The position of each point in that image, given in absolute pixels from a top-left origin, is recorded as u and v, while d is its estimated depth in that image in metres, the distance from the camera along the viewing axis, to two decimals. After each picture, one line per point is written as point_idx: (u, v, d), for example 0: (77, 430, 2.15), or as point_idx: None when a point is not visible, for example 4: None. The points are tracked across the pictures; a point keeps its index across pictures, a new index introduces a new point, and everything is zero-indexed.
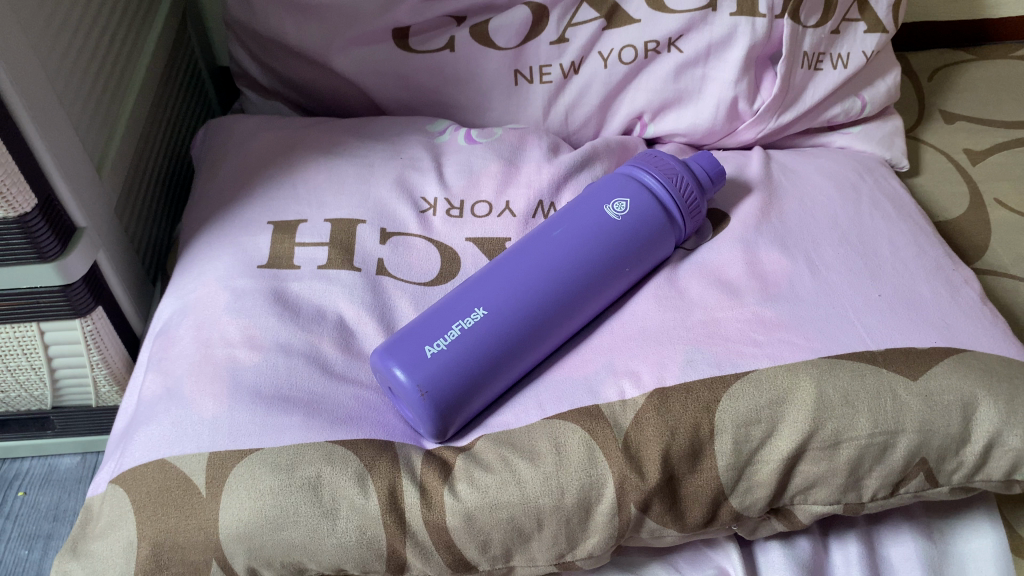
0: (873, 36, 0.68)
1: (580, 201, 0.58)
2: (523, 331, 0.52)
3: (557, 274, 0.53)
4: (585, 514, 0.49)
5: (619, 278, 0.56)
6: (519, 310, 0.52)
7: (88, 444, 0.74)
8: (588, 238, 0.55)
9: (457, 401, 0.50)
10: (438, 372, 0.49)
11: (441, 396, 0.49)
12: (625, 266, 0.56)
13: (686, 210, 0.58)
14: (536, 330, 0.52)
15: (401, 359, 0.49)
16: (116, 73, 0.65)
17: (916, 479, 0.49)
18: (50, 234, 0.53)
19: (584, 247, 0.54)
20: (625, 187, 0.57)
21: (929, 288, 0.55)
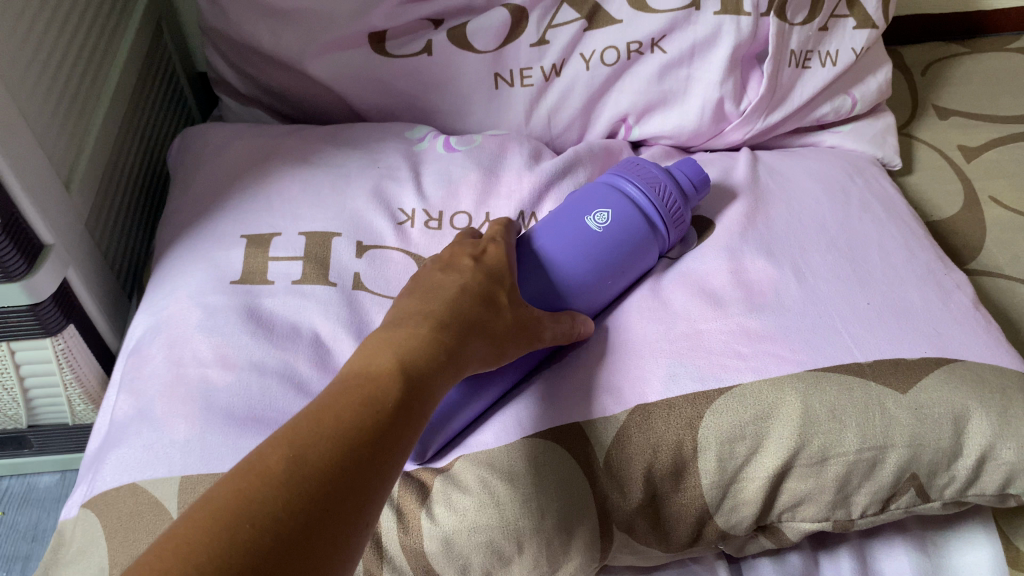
0: (863, 32, 0.66)
1: (560, 213, 0.56)
2: (500, 354, 0.50)
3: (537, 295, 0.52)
4: (566, 535, 0.47)
5: (601, 291, 0.54)
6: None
7: (67, 461, 0.72)
8: (570, 255, 0.53)
9: (431, 431, 0.48)
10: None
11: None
12: (606, 280, 0.54)
13: (669, 220, 0.56)
14: (514, 349, 0.50)
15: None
16: (86, 84, 0.63)
17: (907, 494, 0.48)
18: (15, 255, 0.52)
19: (568, 265, 0.53)
20: (607, 200, 0.56)
21: (920, 295, 0.54)
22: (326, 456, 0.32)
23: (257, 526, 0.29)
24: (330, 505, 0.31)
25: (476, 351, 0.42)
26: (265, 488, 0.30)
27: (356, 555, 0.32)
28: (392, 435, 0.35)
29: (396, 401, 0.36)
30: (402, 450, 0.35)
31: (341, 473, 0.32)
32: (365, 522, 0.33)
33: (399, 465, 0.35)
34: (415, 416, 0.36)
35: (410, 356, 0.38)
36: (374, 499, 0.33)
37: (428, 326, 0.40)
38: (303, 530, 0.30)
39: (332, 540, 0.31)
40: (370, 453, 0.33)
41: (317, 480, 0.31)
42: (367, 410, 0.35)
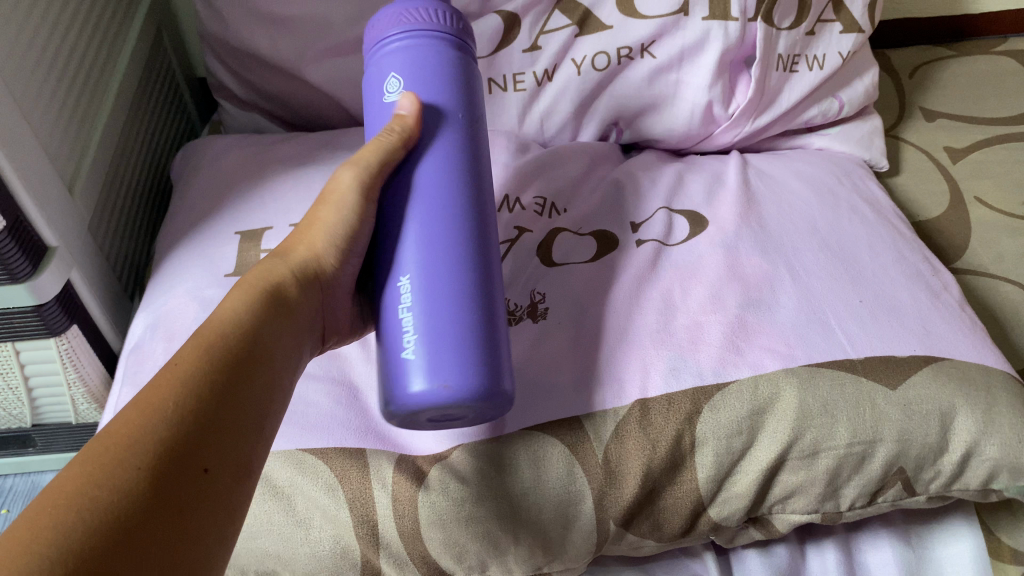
0: (848, 37, 0.68)
1: (393, 125, 0.44)
2: (466, 237, 0.41)
3: (448, 196, 0.41)
4: (512, 534, 0.48)
5: (483, 145, 0.45)
6: (441, 246, 0.40)
7: (70, 460, 0.74)
8: (446, 151, 0.43)
9: (482, 356, 0.39)
10: (439, 356, 0.38)
11: (473, 361, 0.38)
12: (480, 121, 0.45)
13: (451, 27, 0.45)
14: (483, 229, 0.42)
15: (395, 382, 0.39)
16: (88, 89, 0.65)
17: (894, 488, 0.49)
18: (20, 256, 0.53)
19: (438, 152, 0.43)
20: (400, 63, 0.44)
21: (910, 295, 0.55)
22: (141, 421, 0.32)
23: (91, 501, 0.29)
24: (162, 466, 0.31)
25: (305, 279, 0.41)
26: (91, 465, 0.30)
27: (217, 507, 0.32)
28: (220, 390, 0.34)
29: (219, 360, 0.35)
30: (245, 402, 0.35)
31: (164, 431, 0.32)
32: (215, 472, 0.32)
33: (245, 420, 0.35)
34: (249, 366, 0.36)
35: (228, 313, 0.38)
36: (220, 453, 0.33)
37: (245, 284, 0.40)
38: (140, 495, 0.30)
39: (184, 498, 0.31)
40: (195, 408, 0.33)
41: (141, 449, 0.31)
42: (181, 374, 0.34)
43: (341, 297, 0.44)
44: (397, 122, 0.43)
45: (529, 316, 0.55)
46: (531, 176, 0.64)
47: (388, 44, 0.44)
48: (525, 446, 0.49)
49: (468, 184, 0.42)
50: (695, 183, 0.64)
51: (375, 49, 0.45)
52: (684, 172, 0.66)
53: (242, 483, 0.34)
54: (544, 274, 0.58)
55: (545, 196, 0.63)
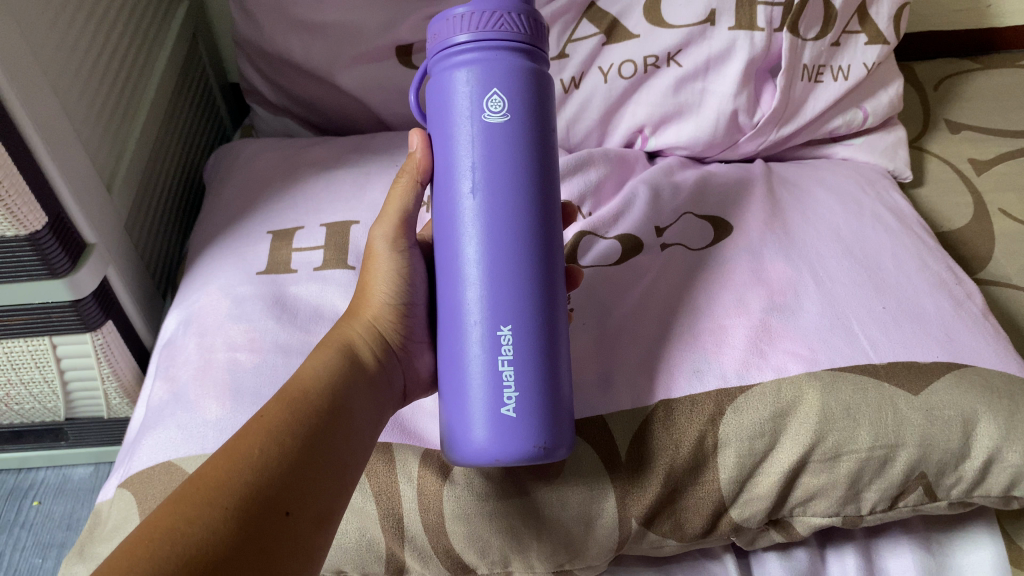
0: (874, 48, 0.68)
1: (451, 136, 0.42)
2: (544, 293, 0.42)
3: (519, 242, 0.41)
4: (535, 533, 0.49)
5: (553, 171, 0.43)
6: (525, 305, 0.41)
7: (101, 454, 0.75)
8: (518, 186, 0.41)
9: (558, 418, 0.42)
10: (535, 420, 0.41)
11: (551, 432, 0.42)
12: (552, 145, 0.43)
13: (531, 39, 0.41)
14: (554, 279, 0.43)
15: (476, 439, 0.41)
16: (127, 92, 0.66)
17: (915, 493, 0.50)
18: (61, 251, 0.55)
19: (508, 181, 0.41)
20: (467, 83, 0.40)
21: (933, 302, 0.55)
22: (235, 468, 0.38)
23: (185, 534, 0.34)
24: (247, 508, 0.36)
25: (367, 338, 0.47)
26: (186, 505, 0.36)
27: (292, 546, 0.37)
28: (294, 449, 0.39)
29: (295, 422, 0.41)
30: (317, 460, 0.40)
31: (252, 478, 0.38)
32: (295, 516, 0.38)
33: (319, 476, 0.40)
34: (322, 426, 0.41)
35: (305, 379, 0.43)
36: (302, 499, 0.38)
37: (321, 348, 0.46)
38: (233, 529, 0.35)
39: (268, 537, 0.36)
40: (277, 474, 0.38)
41: (235, 490, 0.37)
42: (260, 432, 0.40)
43: (413, 343, 0.49)
44: (409, 161, 0.48)
45: None
46: (560, 179, 0.65)
47: (466, 60, 0.40)
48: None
49: (542, 229, 0.42)
50: (719, 190, 0.65)
51: (442, 54, 0.42)
52: (709, 175, 0.67)
53: (319, 527, 0.39)
54: None
55: (570, 199, 0.64)
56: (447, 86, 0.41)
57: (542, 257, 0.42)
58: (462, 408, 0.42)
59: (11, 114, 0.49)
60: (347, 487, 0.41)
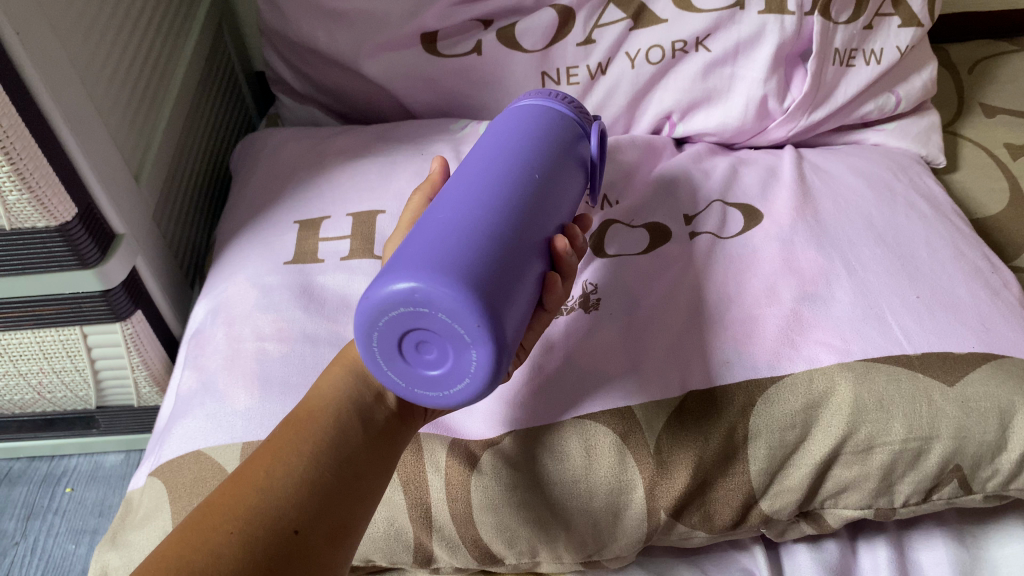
0: (908, 31, 0.67)
1: (503, 122, 0.48)
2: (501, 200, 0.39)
3: (518, 170, 0.42)
4: (562, 524, 0.49)
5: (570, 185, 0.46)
6: (512, 209, 0.39)
7: (131, 442, 0.76)
8: (536, 148, 0.45)
9: (500, 299, 0.35)
10: (435, 252, 0.35)
11: (482, 282, 0.34)
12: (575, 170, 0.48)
13: (582, 109, 0.52)
14: (536, 216, 0.41)
15: (405, 267, 0.34)
16: (153, 83, 0.67)
17: (949, 486, 0.49)
18: (90, 242, 0.55)
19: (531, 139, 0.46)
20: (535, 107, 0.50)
21: (968, 291, 0.54)
22: (242, 492, 0.38)
23: (187, 565, 0.35)
24: (252, 533, 0.37)
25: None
26: (192, 535, 0.37)
27: (301, 566, 0.37)
28: (305, 467, 0.40)
29: (304, 441, 0.41)
30: (330, 477, 0.40)
31: (260, 501, 0.38)
32: (304, 534, 0.38)
33: (333, 492, 0.39)
34: (333, 442, 0.41)
35: (320, 394, 0.43)
36: (314, 517, 0.38)
37: (332, 365, 0.45)
38: (237, 554, 0.36)
39: (273, 561, 0.36)
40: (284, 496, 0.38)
41: (241, 515, 0.37)
42: (272, 453, 0.40)
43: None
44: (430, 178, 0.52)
45: (582, 307, 0.55)
46: None
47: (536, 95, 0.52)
48: (581, 433, 0.49)
49: (546, 194, 0.42)
50: (750, 177, 0.64)
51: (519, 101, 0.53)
52: (739, 163, 0.66)
53: (335, 545, 0.39)
54: (597, 265, 0.58)
55: None
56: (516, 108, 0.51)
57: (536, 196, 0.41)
58: (406, 249, 0.36)
59: (40, 106, 0.49)
60: (368, 500, 0.41)
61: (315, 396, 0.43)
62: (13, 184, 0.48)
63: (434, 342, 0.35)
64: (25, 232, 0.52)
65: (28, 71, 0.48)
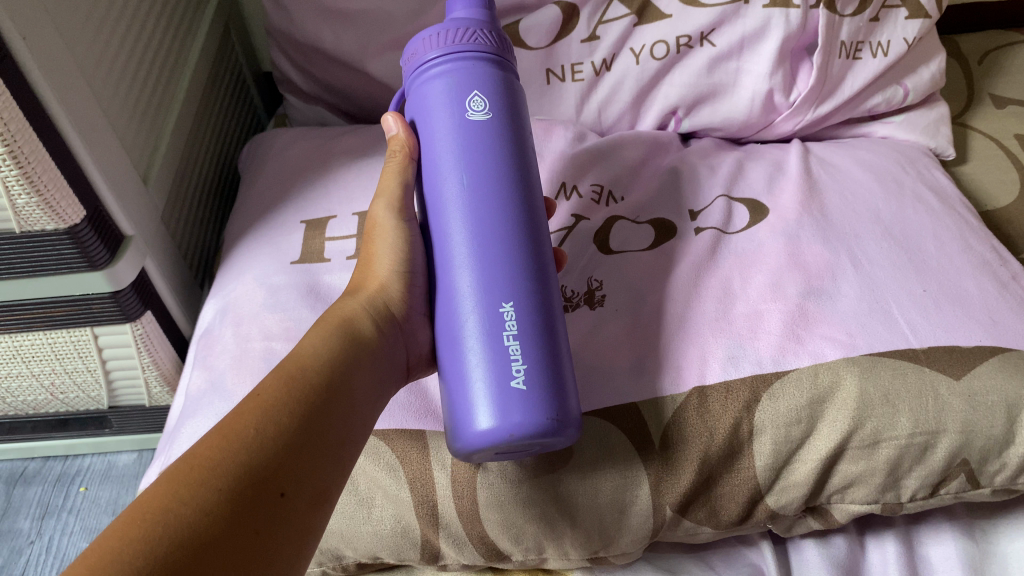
0: (915, 22, 0.66)
1: (426, 116, 0.45)
2: (535, 280, 0.42)
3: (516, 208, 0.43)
4: (568, 519, 0.50)
5: (529, 146, 0.46)
6: (520, 273, 0.41)
7: (144, 441, 0.77)
8: (489, 135, 0.43)
9: (561, 393, 0.40)
10: (541, 392, 0.39)
11: (567, 402, 0.40)
12: (525, 125, 0.46)
13: (495, 48, 0.45)
14: (534, 241, 0.43)
15: (473, 418, 0.40)
16: (161, 85, 0.67)
17: (957, 480, 0.48)
18: (99, 244, 0.55)
19: (494, 149, 0.43)
20: (446, 87, 0.44)
21: (976, 284, 0.53)
22: (230, 448, 0.37)
23: (173, 521, 0.33)
24: (240, 492, 0.35)
25: (373, 307, 0.46)
26: (178, 486, 0.35)
27: (286, 530, 0.36)
28: (292, 426, 0.38)
29: (292, 400, 0.39)
30: (316, 441, 0.39)
31: (246, 460, 0.36)
32: (290, 497, 0.37)
33: (317, 454, 0.39)
34: (319, 404, 0.40)
35: (305, 353, 0.42)
36: (298, 480, 0.37)
37: (321, 322, 0.45)
38: (224, 514, 0.34)
39: (262, 520, 0.35)
40: (271, 454, 0.37)
41: (227, 473, 0.36)
42: (260, 410, 0.39)
43: (420, 320, 0.48)
44: (394, 141, 0.50)
45: (586, 303, 0.56)
46: (590, 165, 0.64)
47: (431, 65, 0.45)
48: (588, 430, 0.50)
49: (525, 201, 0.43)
50: (755, 172, 0.64)
51: (419, 69, 0.46)
52: (745, 158, 0.66)
53: (315, 509, 0.38)
54: (602, 262, 0.58)
55: (602, 183, 0.63)
56: (422, 89, 0.45)
57: (522, 217, 0.43)
58: (464, 386, 0.40)
59: (48, 110, 0.50)
60: (344, 466, 0.40)
61: (300, 356, 0.42)
62: (21, 187, 0.48)
63: (528, 445, 0.41)
64: (35, 234, 0.53)
65: (35, 76, 0.48)
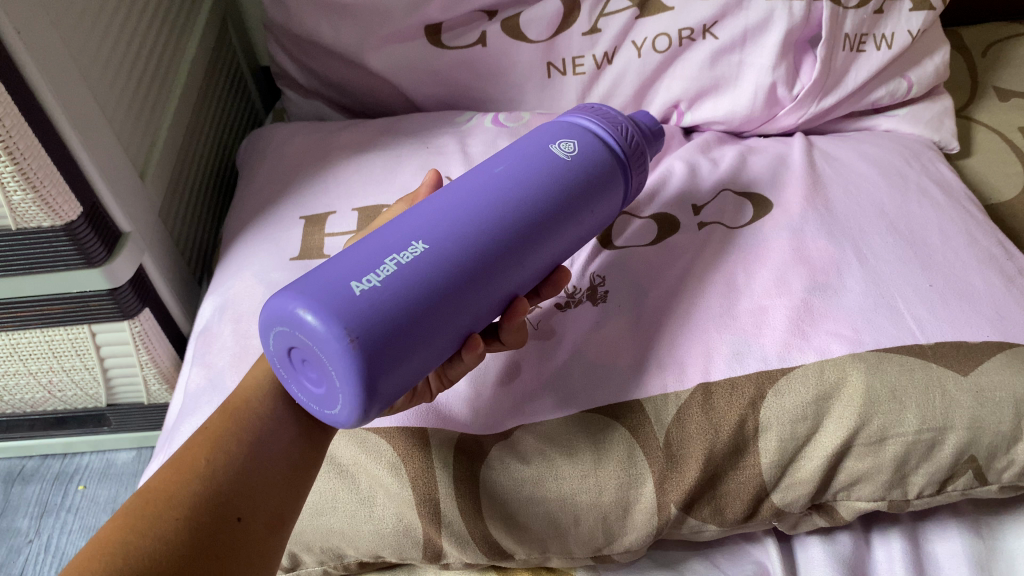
0: (919, 14, 0.66)
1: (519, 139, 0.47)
2: (460, 269, 0.37)
3: (505, 214, 0.40)
4: (572, 518, 0.49)
5: (581, 214, 0.43)
6: (454, 249, 0.37)
7: (143, 439, 0.76)
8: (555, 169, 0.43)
9: (386, 347, 0.34)
10: (373, 313, 0.34)
11: (380, 346, 0.34)
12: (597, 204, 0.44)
13: (631, 150, 0.46)
14: (485, 237, 0.38)
15: (304, 288, 0.35)
16: (157, 80, 0.66)
17: (964, 477, 0.48)
18: (96, 241, 0.55)
19: (543, 174, 0.42)
20: (568, 130, 0.46)
21: (983, 279, 0.53)
22: (182, 479, 0.40)
23: (135, 551, 0.37)
24: (197, 519, 0.38)
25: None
26: (137, 520, 0.38)
27: (243, 553, 0.39)
28: (242, 452, 0.41)
29: (240, 428, 0.42)
30: (268, 463, 0.41)
31: (204, 488, 0.39)
32: (245, 520, 0.40)
33: (270, 475, 0.41)
34: (275, 429, 0.42)
35: (252, 382, 0.44)
36: (253, 504, 0.40)
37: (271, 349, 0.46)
38: (183, 542, 0.37)
39: (218, 545, 0.38)
40: (223, 482, 0.40)
41: (187, 502, 0.39)
42: (219, 438, 0.42)
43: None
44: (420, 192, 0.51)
45: (590, 299, 0.55)
46: None
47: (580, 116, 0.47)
48: (593, 430, 0.49)
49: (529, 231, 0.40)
50: (758, 165, 0.63)
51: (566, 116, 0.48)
52: (748, 151, 0.65)
53: (275, 529, 0.41)
54: (604, 257, 0.58)
55: None
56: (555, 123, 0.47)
57: (508, 238, 0.39)
58: (336, 269, 0.36)
59: (43, 105, 0.49)
60: (303, 482, 0.43)
61: (245, 385, 0.44)
62: (17, 184, 0.48)
63: (316, 366, 0.35)
64: (31, 231, 0.52)
65: (30, 71, 0.47)
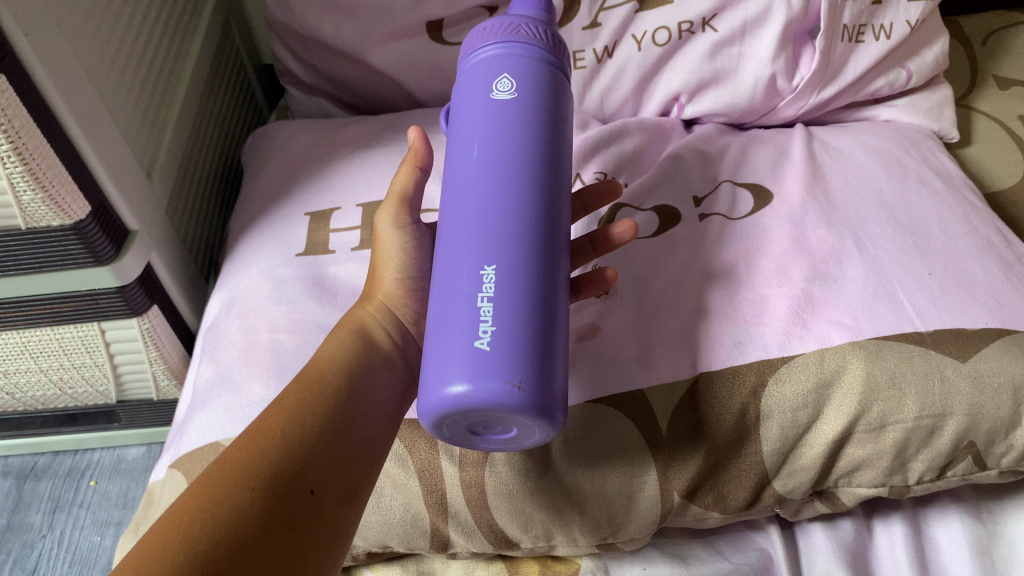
0: (917, 5, 0.66)
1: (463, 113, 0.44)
2: (537, 265, 0.39)
3: (523, 206, 0.40)
4: (576, 506, 0.50)
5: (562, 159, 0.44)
6: (519, 265, 0.38)
7: (153, 434, 0.77)
8: (531, 115, 0.42)
9: (542, 370, 0.36)
10: (510, 354, 0.36)
11: (537, 370, 0.36)
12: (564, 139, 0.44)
13: (549, 45, 0.44)
14: (552, 245, 0.40)
15: (449, 372, 0.36)
16: (163, 80, 0.67)
17: (964, 462, 0.49)
18: (105, 239, 0.56)
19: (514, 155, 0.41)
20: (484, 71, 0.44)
21: (982, 267, 0.53)
22: (259, 448, 0.40)
23: (210, 519, 0.37)
24: (274, 490, 0.39)
25: (382, 316, 0.48)
26: (215, 486, 0.39)
27: (318, 524, 0.40)
28: (317, 425, 0.42)
29: (313, 401, 0.43)
30: (343, 440, 0.42)
31: (276, 463, 0.40)
32: (320, 493, 0.40)
33: (341, 450, 0.42)
34: (340, 403, 0.43)
35: (325, 360, 0.45)
36: (326, 477, 0.41)
37: (337, 329, 0.48)
38: (261, 511, 0.38)
39: (293, 515, 0.39)
40: (297, 453, 0.41)
41: (258, 472, 0.39)
42: (292, 412, 0.42)
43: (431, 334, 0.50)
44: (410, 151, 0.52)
45: None
46: (591, 152, 0.64)
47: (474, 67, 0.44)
48: (598, 423, 0.49)
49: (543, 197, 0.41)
50: (759, 157, 0.64)
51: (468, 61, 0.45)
52: (748, 144, 0.66)
53: (344, 505, 0.41)
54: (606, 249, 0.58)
55: (605, 170, 0.63)
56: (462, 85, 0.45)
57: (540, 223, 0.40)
58: (439, 342, 0.37)
59: (51, 106, 0.50)
60: (372, 460, 0.43)
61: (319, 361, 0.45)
62: (27, 183, 0.49)
63: (502, 422, 0.38)
64: (41, 230, 0.53)
65: (39, 73, 0.48)
